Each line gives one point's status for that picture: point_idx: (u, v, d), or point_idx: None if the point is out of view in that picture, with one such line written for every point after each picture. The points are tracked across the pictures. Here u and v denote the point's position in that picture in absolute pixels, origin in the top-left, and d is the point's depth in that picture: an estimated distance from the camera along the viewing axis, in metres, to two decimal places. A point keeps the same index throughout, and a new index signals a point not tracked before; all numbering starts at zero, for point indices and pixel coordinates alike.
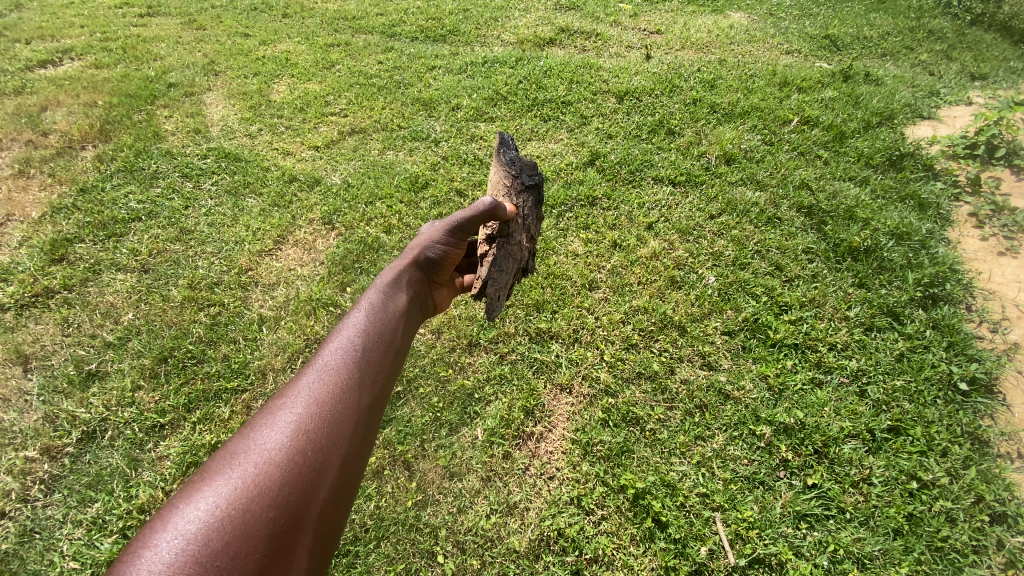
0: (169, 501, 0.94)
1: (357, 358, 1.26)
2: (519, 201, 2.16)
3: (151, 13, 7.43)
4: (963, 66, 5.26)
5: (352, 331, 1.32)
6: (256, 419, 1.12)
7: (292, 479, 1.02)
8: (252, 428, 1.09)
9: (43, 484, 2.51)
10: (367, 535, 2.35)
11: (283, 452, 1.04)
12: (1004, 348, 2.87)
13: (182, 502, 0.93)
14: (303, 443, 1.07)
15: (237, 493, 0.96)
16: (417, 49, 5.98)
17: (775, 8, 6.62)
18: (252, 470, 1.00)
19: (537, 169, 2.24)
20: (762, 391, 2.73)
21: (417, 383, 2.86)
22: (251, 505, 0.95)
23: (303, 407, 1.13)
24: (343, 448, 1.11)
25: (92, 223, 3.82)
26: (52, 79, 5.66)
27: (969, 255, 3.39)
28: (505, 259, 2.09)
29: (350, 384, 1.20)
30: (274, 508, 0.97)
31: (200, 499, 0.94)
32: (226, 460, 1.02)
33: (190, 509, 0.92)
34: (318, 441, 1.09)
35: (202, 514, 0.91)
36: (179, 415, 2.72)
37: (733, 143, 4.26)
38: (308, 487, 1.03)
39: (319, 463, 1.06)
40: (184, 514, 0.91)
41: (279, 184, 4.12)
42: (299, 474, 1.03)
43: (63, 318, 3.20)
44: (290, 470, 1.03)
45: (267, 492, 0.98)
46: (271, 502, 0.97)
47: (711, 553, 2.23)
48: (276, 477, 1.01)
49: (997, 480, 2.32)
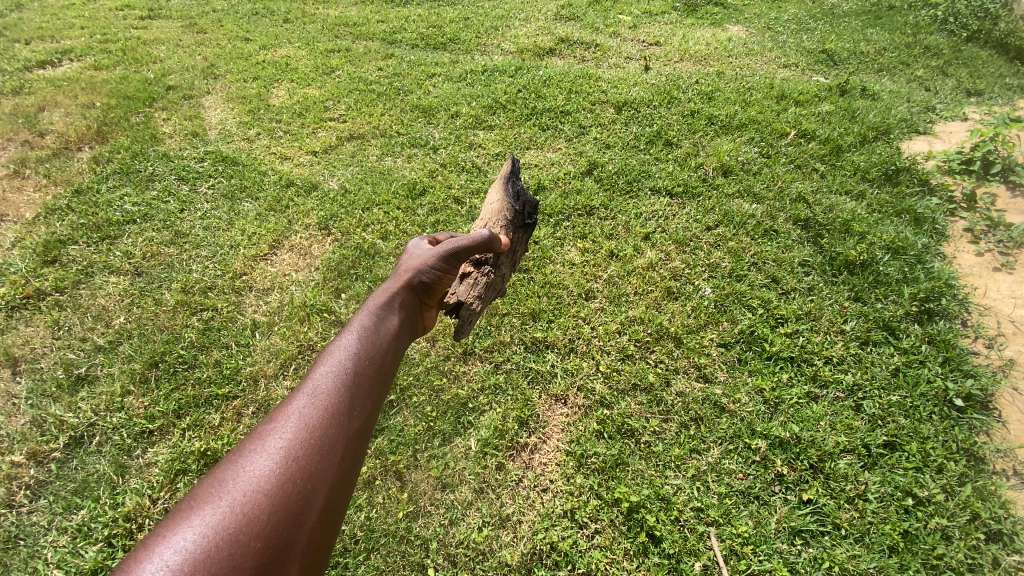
0: (155, 531, 0.91)
1: (347, 383, 1.24)
2: (514, 236, 2.21)
3: (153, 15, 7.44)
4: (959, 83, 5.32)
5: (343, 355, 1.30)
6: (245, 445, 1.10)
7: (279, 507, 0.99)
8: (240, 454, 1.07)
9: (28, 490, 2.46)
10: (356, 547, 2.31)
11: (272, 478, 1.02)
12: (1000, 364, 2.86)
13: (169, 533, 0.91)
14: (293, 469, 1.05)
15: (225, 522, 0.94)
16: (417, 56, 6.00)
17: (773, 22, 6.68)
18: (240, 498, 0.98)
19: (537, 211, 2.32)
20: (758, 404, 2.72)
21: (410, 392, 2.83)
22: (238, 534, 0.93)
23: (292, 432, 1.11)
24: (331, 475, 1.09)
25: (86, 225, 3.79)
26: (50, 79, 5.65)
27: (965, 270, 3.40)
28: (490, 288, 2.13)
29: (340, 410, 1.18)
30: (261, 537, 0.94)
31: (187, 529, 0.91)
32: (214, 489, 0.99)
33: (176, 540, 0.89)
34: (307, 467, 1.07)
35: (188, 544, 0.89)
36: (169, 422, 2.69)
37: (730, 155, 4.27)
38: (297, 515, 1.00)
39: (307, 490, 1.04)
40: (171, 545, 0.88)
41: (276, 188, 4.10)
42: (286, 502, 1.00)
43: (54, 321, 3.17)
44: (278, 497, 1.00)
45: (254, 520, 0.95)
46: (260, 531, 0.94)
47: (705, 569, 2.21)
48: (265, 505, 0.98)
49: (993, 497, 2.31)
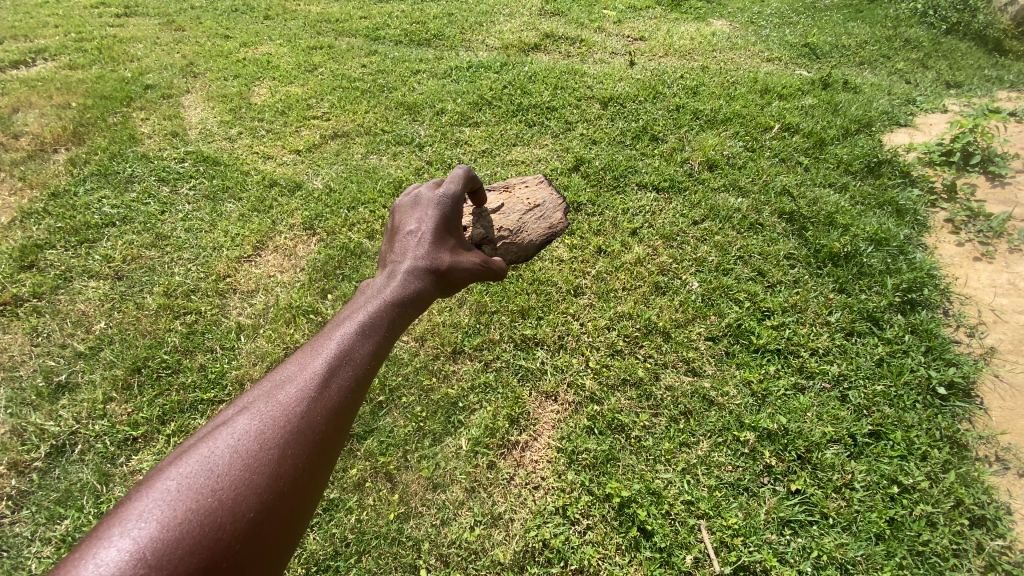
0: (125, 508, 0.86)
1: (349, 383, 1.19)
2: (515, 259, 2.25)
3: (129, 13, 7.27)
4: (938, 75, 5.39)
5: (351, 349, 1.25)
6: (234, 426, 1.05)
7: (262, 505, 0.95)
8: (227, 437, 1.02)
9: (10, 501, 2.40)
10: (347, 550, 2.29)
11: (260, 476, 0.98)
12: (981, 352, 2.92)
13: (141, 515, 0.85)
14: (281, 468, 1.01)
15: (205, 510, 0.89)
16: (401, 52, 5.94)
17: (756, 16, 6.72)
18: (222, 489, 0.93)
19: None
20: (746, 396, 2.74)
21: (399, 392, 2.80)
22: (219, 528, 0.89)
23: (284, 424, 1.07)
24: (314, 479, 1.06)
25: (64, 229, 3.70)
26: (24, 80, 5.49)
27: (946, 261, 3.45)
28: None
29: (338, 412, 1.15)
30: (240, 536, 0.90)
31: (161, 514, 0.86)
32: (196, 473, 0.94)
33: (147, 526, 0.84)
34: (294, 466, 1.03)
35: (162, 532, 0.84)
36: (153, 428, 2.64)
37: (715, 149, 4.29)
38: (275, 515, 0.97)
39: (289, 489, 1.00)
40: (141, 529, 0.83)
41: (259, 188, 4.04)
42: (268, 502, 0.97)
43: (33, 327, 3.09)
44: (262, 497, 0.96)
45: (233, 513, 0.91)
46: (239, 528, 0.91)
47: (696, 562, 2.22)
48: (250, 503, 0.94)
49: (976, 483, 2.35)
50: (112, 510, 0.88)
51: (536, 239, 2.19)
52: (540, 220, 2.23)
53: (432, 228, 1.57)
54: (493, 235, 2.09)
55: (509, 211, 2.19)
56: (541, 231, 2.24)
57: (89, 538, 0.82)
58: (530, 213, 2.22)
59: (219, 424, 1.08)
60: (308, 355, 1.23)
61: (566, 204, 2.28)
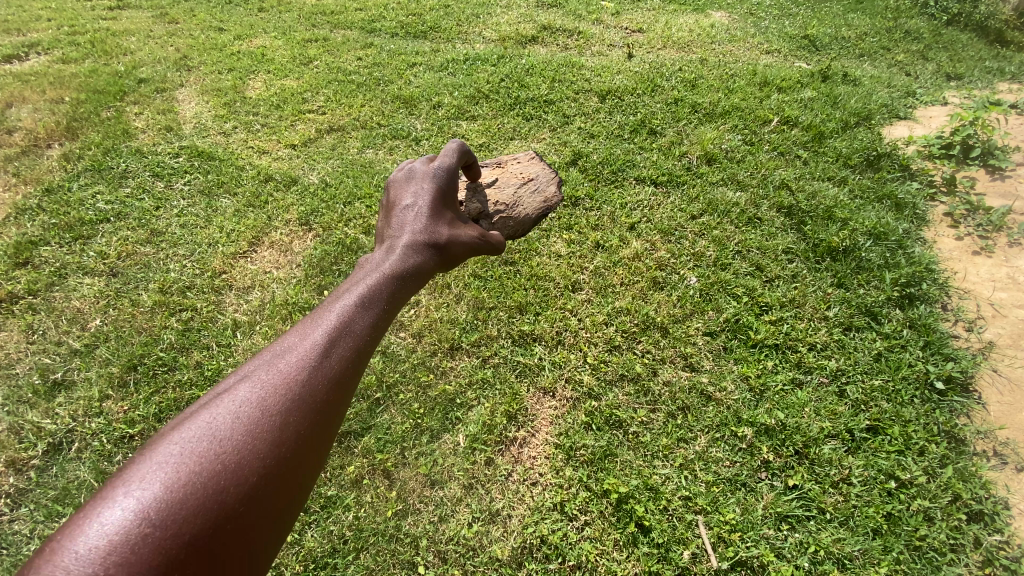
0: (128, 471, 0.86)
1: (350, 353, 1.18)
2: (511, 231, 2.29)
3: (122, 5, 7.18)
4: (938, 67, 5.36)
5: (352, 318, 1.23)
6: (236, 393, 1.04)
7: (264, 470, 0.95)
8: (228, 404, 1.01)
9: (7, 499, 2.40)
10: (345, 547, 2.29)
11: (262, 442, 0.98)
12: (979, 347, 2.92)
13: (143, 478, 0.86)
14: (283, 435, 1.01)
15: (206, 475, 0.89)
16: (397, 45, 5.88)
17: (755, 8, 6.66)
18: (224, 453, 0.93)
19: None
20: (744, 392, 2.74)
21: (397, 389, 2.80)
22: (222, 491, 0.89)
23: (285, 392, 1.06)
24: (317, 446, 1.06)
25: (58, 225, 3.67)
26: (16, 74, 5.43)
27: (945, 254, 3.44)
28: None
29: (339, 381, 1.14)
30: (243, 500, 0.90)
31: (164, 476, 0.87)
32: (198, 437, 0.94)
33: (150, 488, 0.84)
34: (295, 434, 1.03)
35: (165, 493, 0.84)
36: (150, 426, 2.63)
37: (714, 143, 4.26)
38: (278, 481, 0.96)
39: (292, 457, 1.00)
40: (144, 491, 0.84)
41: (254, 183, 4.01)
42: (271, 467, 0.96)
43: (28, 325, 3.07)
44: (265, 462, 0.96)
45: (238, 476, 0.92)
46: (243, 492, 0.91)
47: (694, 557, 2.23)
48: (252, 467, 0.94)
49: (973, 478, 2.36)
50: (116, 474, 0.88)
51: (531, 212, 2.24)
52: (534, 194, 2.28)
53: (429, 203, 1.56)
54: (489, 209, 2.14)
55: (503, 184, 2.23)
56: (536, 205, 2.29)
57: (94, 499, 0.82)
58: (524, 188, 2.27)
59: (220, 391, 1.07)
60: (308, 324, 1.21)
61: (559, 177, 2.34)
